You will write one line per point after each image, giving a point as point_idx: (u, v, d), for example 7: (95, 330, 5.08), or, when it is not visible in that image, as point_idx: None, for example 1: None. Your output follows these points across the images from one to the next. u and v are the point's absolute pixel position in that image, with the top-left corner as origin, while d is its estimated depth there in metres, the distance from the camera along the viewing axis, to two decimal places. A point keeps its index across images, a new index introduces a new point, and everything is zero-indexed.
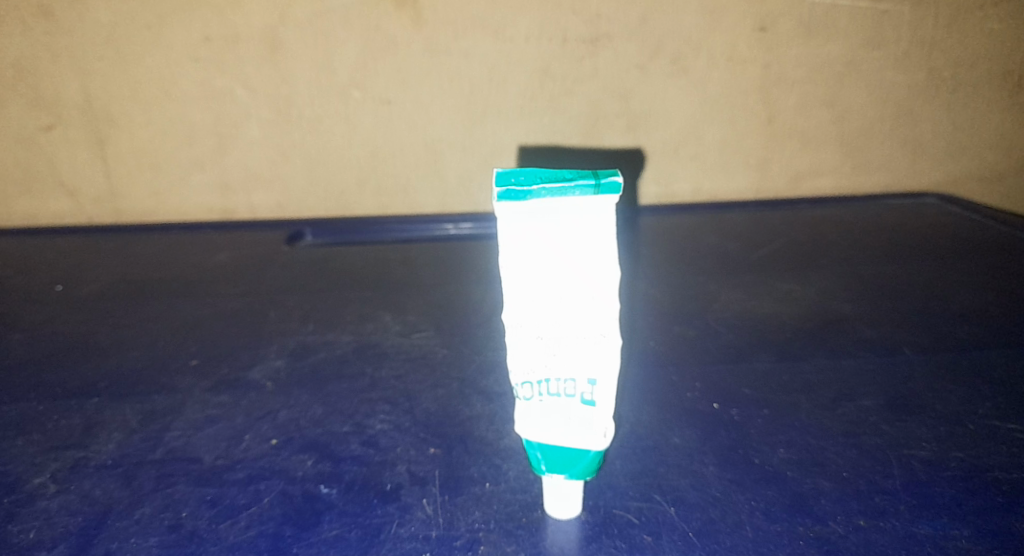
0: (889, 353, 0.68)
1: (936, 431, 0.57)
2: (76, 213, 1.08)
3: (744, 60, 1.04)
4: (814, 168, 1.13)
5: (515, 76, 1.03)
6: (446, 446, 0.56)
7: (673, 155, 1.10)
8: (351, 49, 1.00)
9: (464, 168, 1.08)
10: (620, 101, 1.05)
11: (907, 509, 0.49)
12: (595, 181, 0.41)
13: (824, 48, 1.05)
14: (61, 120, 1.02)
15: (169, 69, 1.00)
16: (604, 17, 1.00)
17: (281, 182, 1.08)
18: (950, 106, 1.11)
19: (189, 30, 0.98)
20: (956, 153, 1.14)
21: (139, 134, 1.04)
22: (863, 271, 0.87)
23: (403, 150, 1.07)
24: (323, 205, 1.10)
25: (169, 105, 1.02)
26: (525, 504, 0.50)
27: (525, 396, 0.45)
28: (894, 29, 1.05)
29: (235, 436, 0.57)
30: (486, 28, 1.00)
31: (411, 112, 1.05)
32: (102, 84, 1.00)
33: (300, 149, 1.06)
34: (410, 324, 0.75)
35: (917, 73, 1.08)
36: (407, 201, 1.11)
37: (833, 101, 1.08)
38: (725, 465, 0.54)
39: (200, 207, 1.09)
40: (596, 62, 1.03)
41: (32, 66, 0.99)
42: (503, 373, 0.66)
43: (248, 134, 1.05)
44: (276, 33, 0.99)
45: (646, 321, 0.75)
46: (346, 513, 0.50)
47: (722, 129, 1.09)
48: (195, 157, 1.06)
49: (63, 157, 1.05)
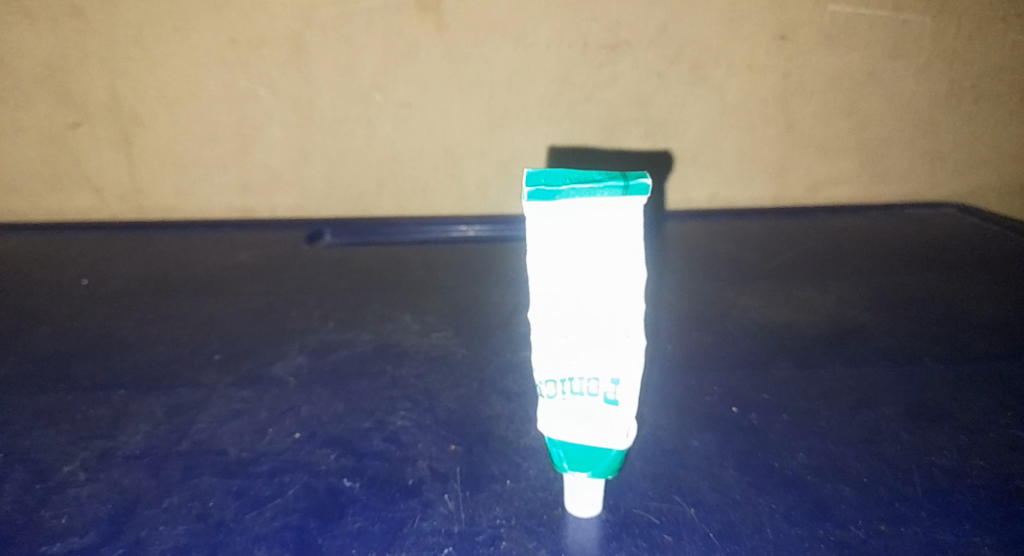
0: (910, 362, 0.68)
1: (956, 440, 0.57)
2: (101, 211, 1.10)
3: (765, 69, 1.04)
4: (833, 177, 1.13)
5: (535, 81, 1.04)
6: (467, 444, 0.56)
7: (691, 162, 1.10)
8: (373, 53, 1.01)
9: (482, 172, 1.09)
10: (640, 108, 1.06)
11: (928, 516, 0.49)
12: (624, 184, 0.42)
13: (845, 57, 1.05)
14: (88, 118, 1.04)
15: (194, 69, 1.02)
16: (624, 24, 1.01)
17: (302, 182, 1.10)
18: (971, 116, 1.10)
19: (215, 32, 1.00)
20: (976, 164, 1.14)
21: (164, 133, 1.06)
22: (883, 281, 0.86)
23: (422, 154, 1.08)
24: (342, 206, 1.11)
25: (194, 105, 1.04)
26: (546, 502, 0.51)
27: (548, 394, 0.46)
28: (915, 39, 1.04)
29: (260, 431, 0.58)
30: (508, 34, 1.01)
31: (431, 116, 1.06)
32: (128, 84, 1.02)
33: (320, 150, 1.07)
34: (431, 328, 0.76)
35: (938, 83, 1.08)
36: (426, 204, 1.12)
37: (853, 110, 1.08)
38: (744, 469, 0.54)
39: (222, 206, 1.11)
40: (615, 68, 1.03)
41: (62, 66, 1.01)
42: (523, 373, 0.66)
43: (270, 135, 1.06)
44: (299, 35, 1.00)
45: (664, 326, 0.75)
46: (370, 506, 0.50)
47: (741, 136, 1.09)
48: (218, 157, 1.07)
49: (89, 154, 1.06)
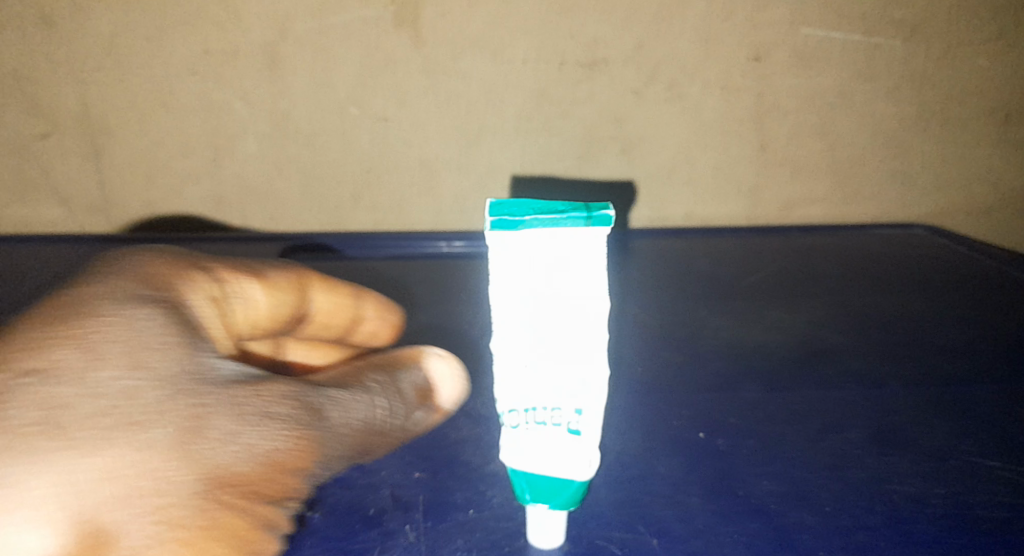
0: (877, 385, 0.68)
1: (918, 467, 0.57)
2: (70, 221, 1.09)
3: (739, 89, 1.06)
4: (804, 196, 1.15)
5: (512, 97, 1.04)
6: (432, 470, 0.59)
7: (666, 180, 1.11)
8: (350, 67, 1.01)
9: (458, 187, 1.10)
10: (616, 126, 1.07)
11: (887, 545, 0.51)
12: (586, 215, 0.48)
13: (817, 79, 1.06)
14: (57, 128, 1.03)
15: (167, 80, 1.00)
16: (602, 42, 1.01)
17: (276, 195, 1.09)
18: (940, 138, 1.13)
19: (189, 43, 0.98)
20: (944, 186, 1.16)
21: (136, 145, 1.04)
22: (853, 301, 0.87)
23: (398, 168, 1.08)
24: (317, 219, 1.11)
25: (167, 116, 1.03)
26: (508, 532, 0.53)
27: (511, 423, 0.49)
28: (886, 62, 1.06)
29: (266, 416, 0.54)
30: (485, 50, 1.01)
31: (407, 130, 1.05)
32: (99, 95, 1.01)
33: (294, 163, 1.07)
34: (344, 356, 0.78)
35: (907, 106, 1.10)
36: (401, 218, 1.12)
37: (824, 131, 1.10)
38: (710, 496, 0.54)
39: (194, 218, 1.10)
40: (593, 85, 1.04)
41: (30, 74, 0.99)
42: (490, 396, 0.67)
43: (244, 147, 1.05)
44: (275, 47, 0.99)
45: (635, 346, 0.75)
46: (331, 537, 0.54)
47: (715, 155, 1.10)
48: (190, 169, 1.06)
49: (58, 165, 1.05)
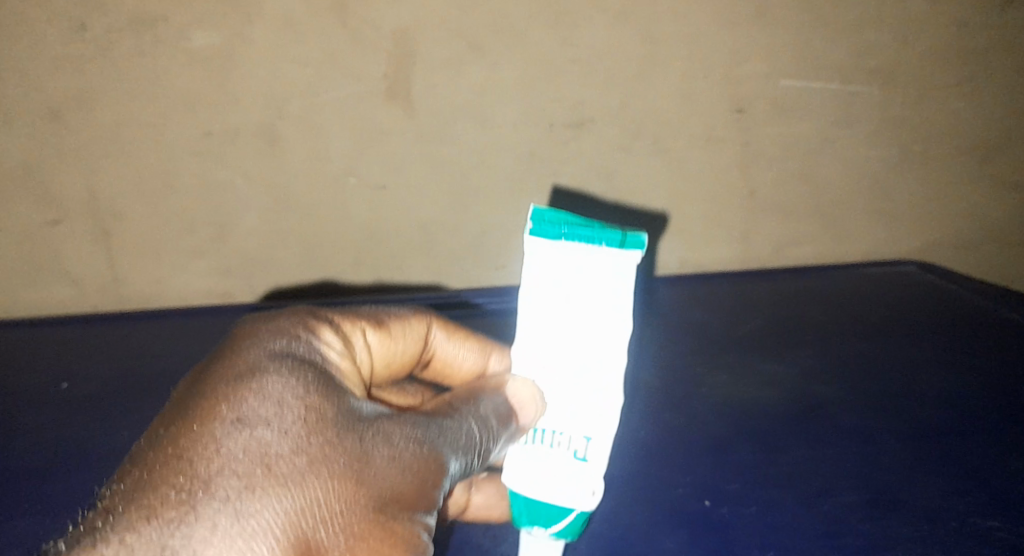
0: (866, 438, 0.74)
1: None
2: (80, 301, 1.12)
3: (722, 140, 1.09)
4: (794, 239, 1.18)
5: (504, 160, 1.08)
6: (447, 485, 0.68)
7: (658, 230, 1.14)
8: (345, 140, 1.04)
9: (455, 246, 1.14)
10: (606, 181, 1.10)
11: None
12: None
13: (798, 127, 1.10)
14: (66, 215, 1.06)
15: (170, 162, 1.04)
16: (587, 103, 1.05)
17: (279, 264, 1.12)
18: (922, 177, 1.16)
19: (190, 127, 1.02)
20: (928, 221, 1.19)
21: (143, 225, 1.08)
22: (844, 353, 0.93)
23: (396, 232, 1.12)
24: (320, 285, 1.14)
25: (171, 196, 1.06)
26: None
27: None
28: (863, 108, 1.10)
29: (350, 467, 0.61)
30: (476, 117, 1.04)
31: (404, 196, 1.09)
32: (106, 180, 1.04)
33: (295, 233, 1.10)
34: (423, 392, 0.85)
35: (887, 148, 1.13)
36: (402, 279, 1.15)
37: (809, 175, 1.13)
38: None
39: (202, 290, 1.13)
40: (581, 145, 1.07)
41: (39, 165, 1.02)
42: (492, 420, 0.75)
43: (247, 221, 1.09)
44: (273, 126, 1.03)
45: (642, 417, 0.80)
46: None
47: (704, 204, 1.13)
48: (196, 245, 1.10)
49: (68, 249, 1.08)
